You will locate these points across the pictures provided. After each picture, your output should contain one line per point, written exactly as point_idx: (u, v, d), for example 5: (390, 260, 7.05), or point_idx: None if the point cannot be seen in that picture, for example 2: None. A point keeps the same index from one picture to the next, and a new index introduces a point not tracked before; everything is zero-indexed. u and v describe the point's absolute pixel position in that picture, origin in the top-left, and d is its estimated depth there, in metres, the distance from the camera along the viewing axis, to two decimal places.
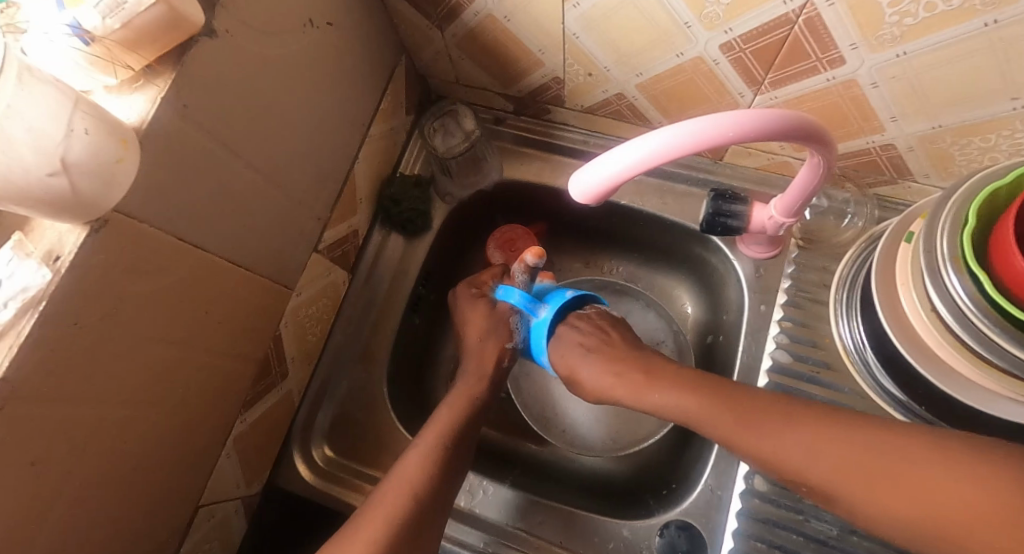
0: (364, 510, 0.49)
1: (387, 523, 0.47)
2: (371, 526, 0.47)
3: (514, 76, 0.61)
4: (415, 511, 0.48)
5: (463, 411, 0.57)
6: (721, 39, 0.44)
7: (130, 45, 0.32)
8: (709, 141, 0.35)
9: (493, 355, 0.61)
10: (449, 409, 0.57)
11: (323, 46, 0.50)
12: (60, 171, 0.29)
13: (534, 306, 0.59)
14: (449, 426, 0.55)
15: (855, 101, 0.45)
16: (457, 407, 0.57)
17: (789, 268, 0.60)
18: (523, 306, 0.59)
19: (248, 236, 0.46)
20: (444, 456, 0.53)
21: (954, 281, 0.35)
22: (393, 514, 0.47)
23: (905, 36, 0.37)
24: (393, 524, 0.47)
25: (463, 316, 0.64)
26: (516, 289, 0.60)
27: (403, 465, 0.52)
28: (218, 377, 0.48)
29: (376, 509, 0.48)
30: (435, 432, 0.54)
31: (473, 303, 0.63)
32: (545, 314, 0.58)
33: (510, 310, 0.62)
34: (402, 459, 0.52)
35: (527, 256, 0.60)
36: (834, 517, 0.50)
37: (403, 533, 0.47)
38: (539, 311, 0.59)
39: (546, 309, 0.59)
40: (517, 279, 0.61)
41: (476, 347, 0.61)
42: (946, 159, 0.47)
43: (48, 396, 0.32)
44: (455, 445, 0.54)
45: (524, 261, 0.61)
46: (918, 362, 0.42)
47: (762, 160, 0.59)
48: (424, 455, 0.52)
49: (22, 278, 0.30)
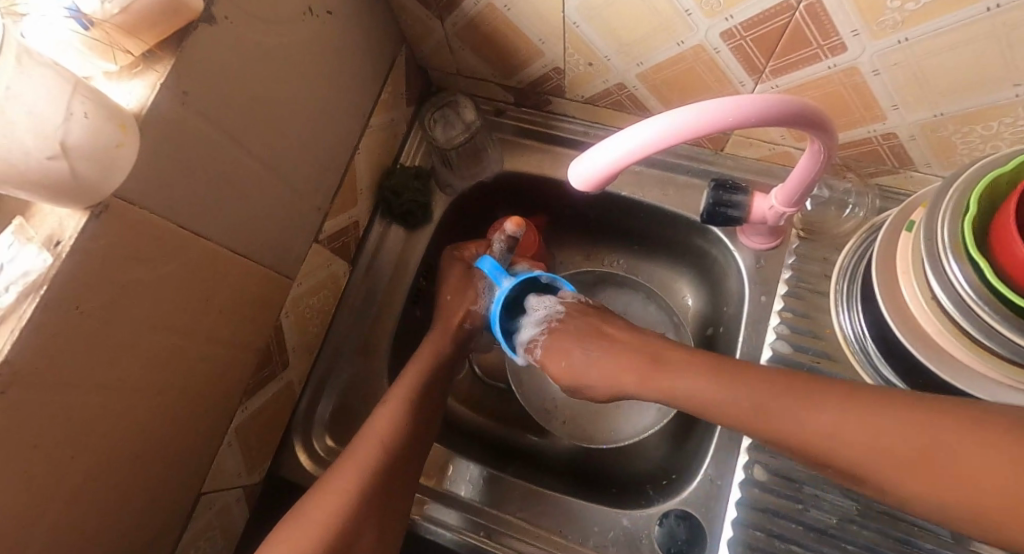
0: (335, 467, 0.51)
1: (352, 490, 0.49)
2: (338, 492, 0.48)
3: (515, 66, 0.61)
4: (378, 479, 0.50)
5: (425, 375, 0.58)
6: (722, 26, 0.44)
7: (129, 29, 0.32)
8: (707, 127, 0.35)
9: (459, 316, 0.62)
10: (407, 380, 0.57)
11: (323, 35, 0.50)
12: (60, 155, 0.29)
13: (500, 275, 0.59)
14: (414, 397, 0.56)
15: (857, 89, 0.45)
16: (417, 375, 0.58)
17: (790, 259, 0.60)
18: (490, 273, 0.60)
19: (249, 225, 0.46)
20: (405, 421, 0.54)
21: (954, 269, 0.35)
22: (353, 486, 0.49)
23: (907, 23, 0.37)
24: (354, 496, 0.48)
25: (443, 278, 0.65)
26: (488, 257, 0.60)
27: (366, 437, 0.52)
28: (219, 366, 0.48)
29: (349, 472, 0.50)
30: (397, 403, 0.55)
31: (449, 265, 0.65)
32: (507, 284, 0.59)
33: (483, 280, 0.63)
34: (371, 419, 0.54)
35: (506, 225, 0.60)
36: (834, 506, 0.50)
37: (367, 499, 0.49)
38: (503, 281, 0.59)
39: (512, 281, 0.59)
40: (495, 247, 0.62)
41: (448, 306, 0.63)
42: (948, 147, 0.47)
43: (49, 380, 0.32)
44: (414, 414, 0.55)
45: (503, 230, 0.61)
46: (921, 352, 0.42)
47: (763, 151, 0.59)
48: (389, 419, 0.54)
49: (24, 262, 0.31)
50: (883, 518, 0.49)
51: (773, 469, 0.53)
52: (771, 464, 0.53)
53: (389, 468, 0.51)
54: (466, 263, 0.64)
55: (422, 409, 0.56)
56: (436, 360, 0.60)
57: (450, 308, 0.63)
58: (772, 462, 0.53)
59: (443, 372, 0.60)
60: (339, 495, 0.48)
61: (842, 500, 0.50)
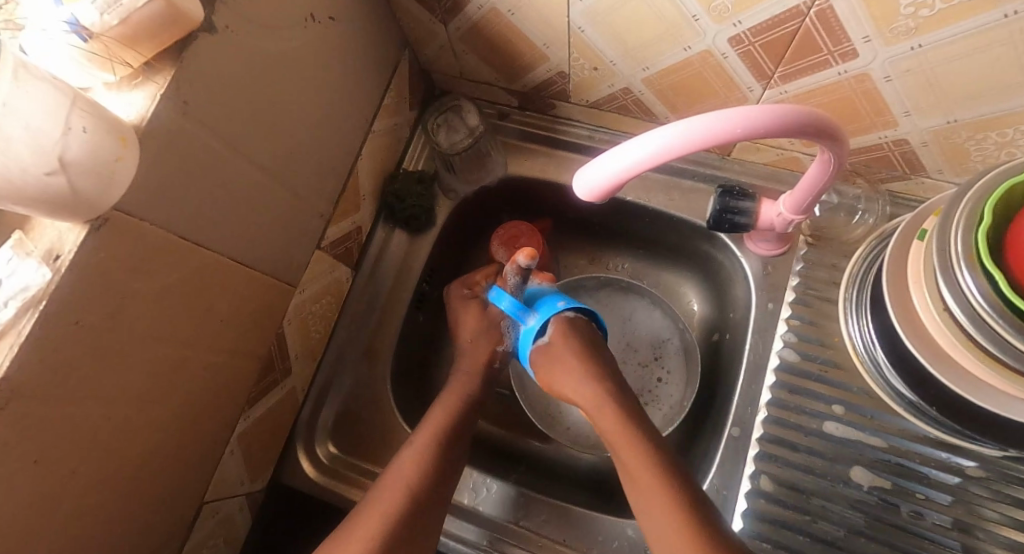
0: (357, 513, 0.49)
1: (375, 536, 0.46)
2: (360, 535, 0.46)
3: (519, 70, 0.61)
4: (402, 521, 0.48)
5: (454, 410, 0.57)
6: (730, 31, 0.43)
7: (128, 41, 0.32)
8: (716, 139, 0.34)
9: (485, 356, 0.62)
10: (434, 419, 0.56)
11: (324, 40, 0.49)
12: (58, 170, 0.28)
13: (523, 313, 0.58)
14: (442, 435, 0.54)
15: (868, 95, 0.44)
16: (447, 412, 0.57)
17: (798, 265, 0.59)
18: (513, 313, 0.58)
19: (251, 234, 0.46)
20: (434, 454, 0.53)
21: (968, 281, 0.34)
22: (377, 531, 0.47)
23: (921, 29, 0.36)
24: (378, 537, 0.46)
25: (456, 318, 0.65)
26: (507, 294, 0.58)
27: (391, 481, 0.50)
28: (221, 375, 0.47)
29: (374, 508, 0.48)
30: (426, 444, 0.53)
31: (466, 306, 0.64)
32: (532, 322, 0.57)
33: (502, 316, 0.63)
34: (397, 459, 0.53)
35: (518, 258, 0.55)
36: (841, 517, 0.50)
37: (393, 540, 0.47)
38: (528, 319, 0.58)
39: (536, 318, 0.58)
40: (509, 281, 0.58)
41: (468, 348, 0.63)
42: (961, 154, 0.46)
43: (50, 394, 0.32)
44: (446, 448, 0.54)
45: (516, 263, 0.55)
46: (931, 363, 0.41)
47: (771, 156, 0.58)
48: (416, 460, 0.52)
49: (23, 278, 0.30)
50: (890, 530, 0.49)
51: (780, 480, 0.52)
52: (777, 475, 0.53)
53: (416, 509, 0.49)
54: (481, 300, 0.64)
55: (450, 444, 0.54)
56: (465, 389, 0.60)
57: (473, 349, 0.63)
58: (780, 473, 0.53)
59: (473, 400, 0.59)
60: (366, 539, 0.46)
61: (850, 513, 0.50)
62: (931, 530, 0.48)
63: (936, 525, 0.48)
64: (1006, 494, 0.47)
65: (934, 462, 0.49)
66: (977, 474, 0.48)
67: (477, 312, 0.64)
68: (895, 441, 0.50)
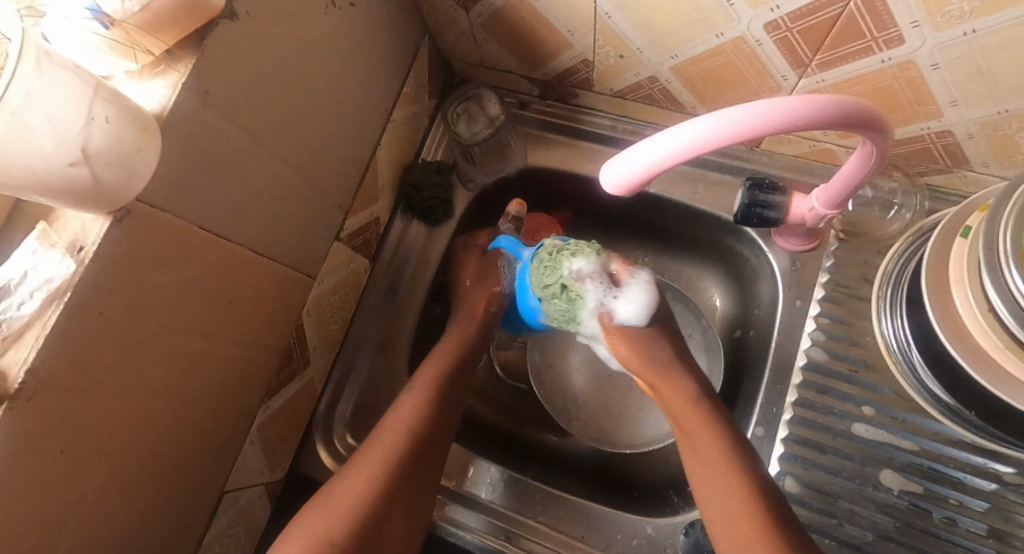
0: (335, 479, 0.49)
1: (372, 477, 0.48)
2: (340, 502, 0.46)
3: (541, 58, 0.59)
4: (398, 471, 0.49)
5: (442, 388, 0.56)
6: (767, 17, 0.41)
7: (150, 29, 0.31)
8: (754, 129, 0.33)
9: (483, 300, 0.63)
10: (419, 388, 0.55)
11: (344, 27, 0.48)
12: (81, 161, 0.28)
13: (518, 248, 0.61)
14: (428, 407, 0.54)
15: (913, 84, 0.42)
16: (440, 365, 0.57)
17: (828, 261, 0.57)
18: (507, 247, 0.61)
19: (272, 226, 0.46)
20: (432, 401, 0.54)
21: (1015, 277, 0.32)
22: (376, 470, 0.49)
23: (976, 13, 0.34)
24: (356, 509, 0.46)
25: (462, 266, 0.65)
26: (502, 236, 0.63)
27: (394, 418, 0.53)
28: (242, 366, 0.47)
29: (348, 480, 0.48)
30: (404, 417, 0.53)
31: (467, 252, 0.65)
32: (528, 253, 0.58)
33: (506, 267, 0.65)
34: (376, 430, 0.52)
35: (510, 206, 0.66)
36: (870, 522, 0.49)
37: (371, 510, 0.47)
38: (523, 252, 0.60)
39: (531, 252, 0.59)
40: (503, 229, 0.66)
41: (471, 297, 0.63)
42: (1009, 146, 0.43)
43: (74, 386, 0.32)
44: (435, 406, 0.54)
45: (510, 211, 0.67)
46: (983, 376, 0.39)
47: (803, 148, 0.56)
48: (415, 401, 0.54)
49: (47, 269, 0.30)
50: (922, 536, 0.48)
51: (805, 482, 0.51)
52: (803, 476, 0.52)
53: (414, 452, 0.51)
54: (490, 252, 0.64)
55: (437, 410, 0.54)
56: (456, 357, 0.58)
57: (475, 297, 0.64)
58: (805, 475, 0.52)
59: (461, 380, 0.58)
60: (363, 482, 0.48)
61: (879, 517, 0.49)
62: (965, 537, 0.47)
63: (969, 531, 0.47)
64: None
65: (970, 466, 0.48)
66: (1015, 479, 0.46)
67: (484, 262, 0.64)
68: (928, 444, 0.49)
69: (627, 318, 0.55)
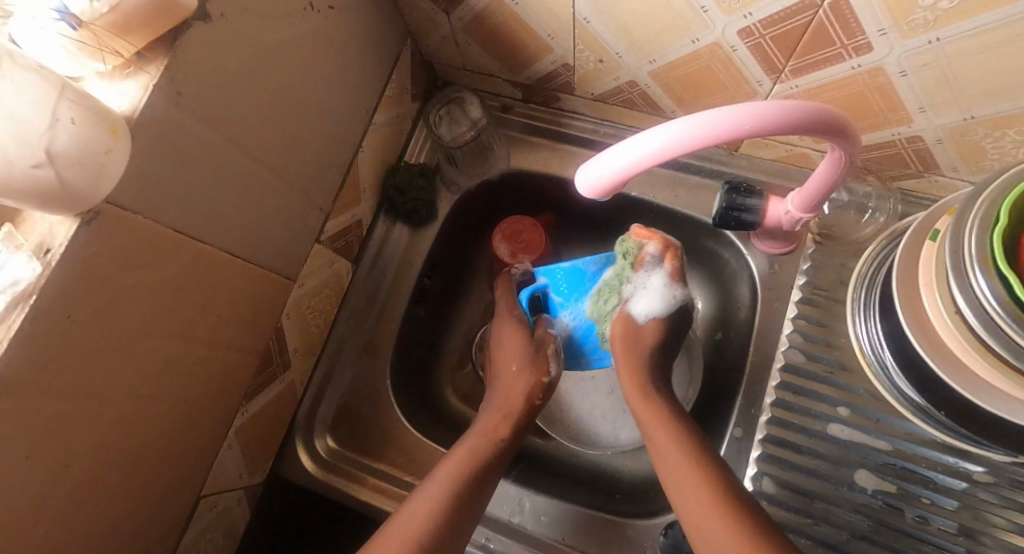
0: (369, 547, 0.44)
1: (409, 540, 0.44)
2: None
3: (523, 62, 0.59)
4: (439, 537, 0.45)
5: (481, 452, 0.52)
6: (740, 23, 0.42)
7: (118, 29, 0.31)
8: (724, 134, 0.33)
9: (525, 388, 0.58)
10: (459, 455, 0.51)
11: (323, 29, 0.48)
12: (45, 162, 0.28)
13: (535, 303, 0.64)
14: (468, 467, 0.50)
15: (882, 90, 0.42)
16: (488, 437, 0.53)
17: (805, 264, 0.58)
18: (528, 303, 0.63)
19: (249, 229, 0.45)
20: (466, 474, 0.49)
21: (980, 282, 0.31)
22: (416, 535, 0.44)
23: (939, 22, 0.35)
24: None
25: (501, 345, 0.61)
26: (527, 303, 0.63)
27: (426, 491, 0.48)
28: (218, 369, 0.47)
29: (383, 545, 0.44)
30: (443, 482, 0.48)
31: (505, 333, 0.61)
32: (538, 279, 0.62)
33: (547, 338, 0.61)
34: (415, 497, 0.48)
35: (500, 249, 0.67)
36: (844, 521, 0.50)
37: None
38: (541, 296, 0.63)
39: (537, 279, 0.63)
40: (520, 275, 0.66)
41: (512, 378, 0.58)
42: (977, 151, 0.44)
43: (40, 389, 0.32)
44: (481, 472, 0.50)
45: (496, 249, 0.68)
46: (954, 380, 0.39)
47: (780, 152, 0.57)
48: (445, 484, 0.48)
49: (14, 269, 0.29)
50: (895, 535, 0.48)
51: (782, 482, 0.52)
52: (779, 477, 0.52)
53: (456, 518, 0.47)
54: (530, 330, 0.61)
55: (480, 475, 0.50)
56: (497, 432, 0.54)
57: (512, 377, 0.58)
58: (782, 475, 0.52)
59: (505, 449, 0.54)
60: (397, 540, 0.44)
61: (853, 516, 0.50)
62: (937, 536, 0.47)
63: (940, 530, 0.48)
64: (1015, 500, 0.46)
65: (941, 466, 0.49)
66: (984, 479, 0.47)
67: (523, 342, 0.60)
68: (901, 444, 0.50)
69: (645, 309, 0.58)
